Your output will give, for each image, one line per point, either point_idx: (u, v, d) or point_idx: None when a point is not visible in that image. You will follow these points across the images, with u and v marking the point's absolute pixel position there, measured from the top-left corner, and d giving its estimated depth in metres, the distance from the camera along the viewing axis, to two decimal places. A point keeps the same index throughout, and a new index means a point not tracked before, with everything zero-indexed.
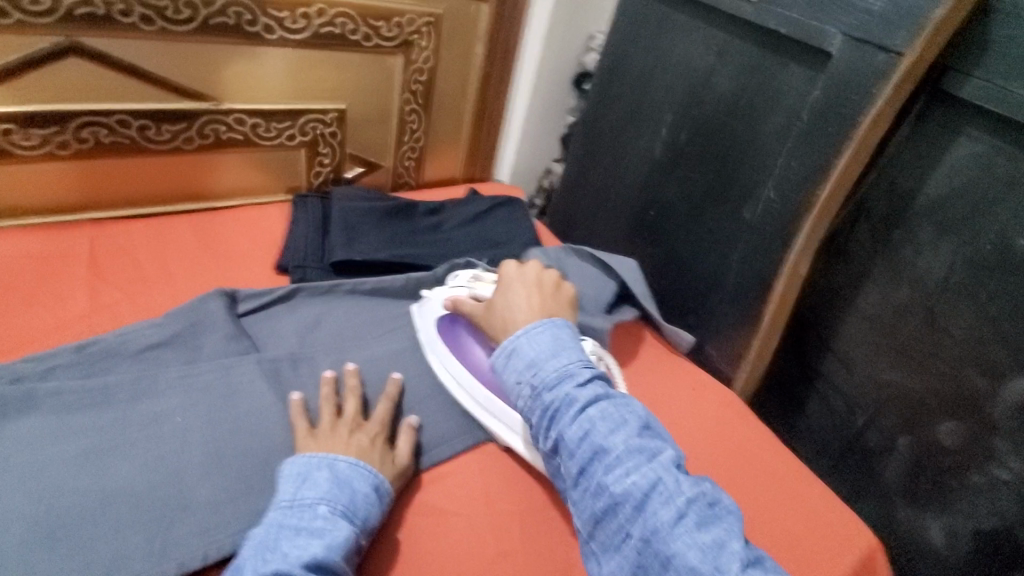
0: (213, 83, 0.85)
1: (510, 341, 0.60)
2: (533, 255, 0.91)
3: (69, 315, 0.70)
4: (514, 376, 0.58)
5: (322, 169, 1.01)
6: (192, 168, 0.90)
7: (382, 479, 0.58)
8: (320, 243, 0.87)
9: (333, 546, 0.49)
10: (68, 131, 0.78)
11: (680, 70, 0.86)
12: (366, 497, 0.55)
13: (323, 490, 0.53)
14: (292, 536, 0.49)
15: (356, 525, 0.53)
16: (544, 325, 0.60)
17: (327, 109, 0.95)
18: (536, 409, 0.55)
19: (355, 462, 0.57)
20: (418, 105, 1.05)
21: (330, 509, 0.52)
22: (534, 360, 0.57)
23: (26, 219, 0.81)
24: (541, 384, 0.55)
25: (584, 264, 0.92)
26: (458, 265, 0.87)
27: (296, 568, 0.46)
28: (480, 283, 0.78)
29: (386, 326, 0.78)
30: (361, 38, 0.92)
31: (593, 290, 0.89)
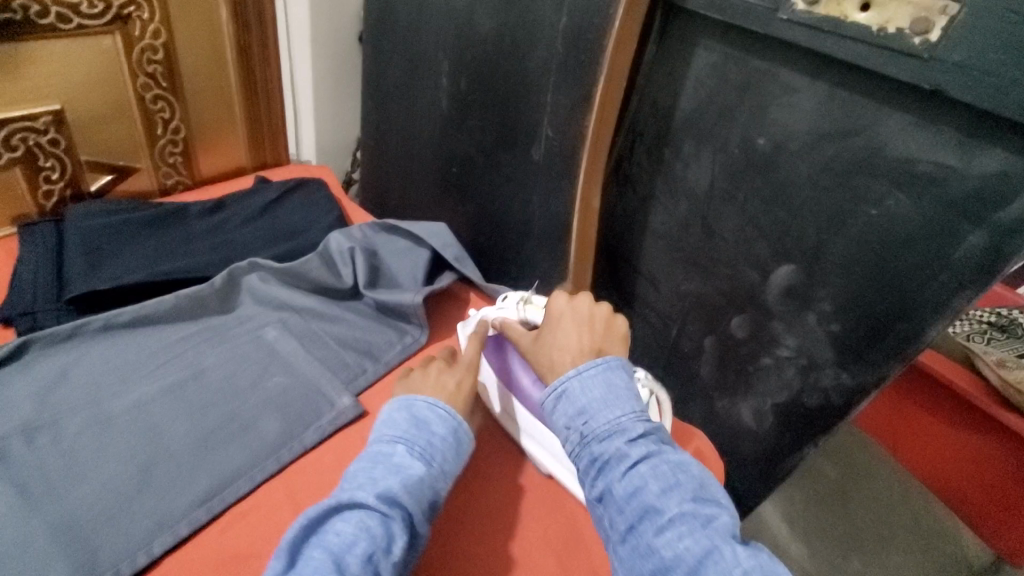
0: None
1: (558, 381, 0.56)
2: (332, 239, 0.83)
3: None
4: (563, 420, 0.55)
5: (53, 187, 0.83)
6: None
7: (460, 422, 0.58)
8: (55, 277, 0.72)
9: (411, 483, 0.50)
10: None
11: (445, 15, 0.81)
12: (444, 440, 0.56)
13: (401, 430, 0.55)
14: (370, 471, 0.51)
15: (437, 465, 0.54)
16: (596, 371, 0.55)
17: (35, 114, 0.77)
18: (583, 456, 0.52)
19: (433, 401, 0.59)
20: (164, 90, 0.89)
21: (410, 446, 0.54)
22: (585, 408, 0.54)
23: None
24: (591, 435, 0.52)
25: (392, 240, 0.87)
26: (241, 270, 0.76)
27: (371, 496, 0.48)
28: (531, 306, 0.68)
29: (158, 358, 0.67)
30: (55, 20, 0.74)
31: (406, 264, 0.84)
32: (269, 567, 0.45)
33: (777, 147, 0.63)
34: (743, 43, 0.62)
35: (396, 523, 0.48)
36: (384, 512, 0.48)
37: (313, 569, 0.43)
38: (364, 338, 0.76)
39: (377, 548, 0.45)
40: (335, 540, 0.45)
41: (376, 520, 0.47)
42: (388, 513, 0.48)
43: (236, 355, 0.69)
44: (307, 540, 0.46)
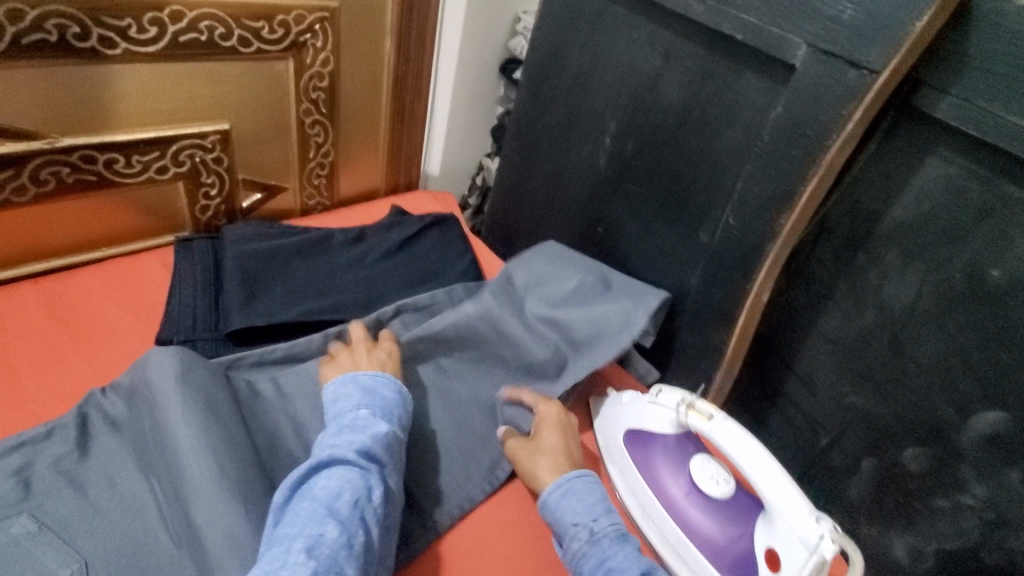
0: (42, 116, 0.66)
1: (563, 478, 0.59)
2: (489, 302, 0.74)
3: None
4: (570, 517, 0.56)
5: (209, 202, 0.84)
6: (35, 219, 0.71)
7: (403, 386, 0.62)
8: (212, 305, 0.73)
9: (374, 436, 0.55)
10: None
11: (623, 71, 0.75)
12: (394, 400, 0.60)
13: (356, 398, 0.58)
14: (339, 434, 0.55)
15: (394, 422, 0.58)
16: (581, 479, 0.59)
17: (205, 132, 0.78)
18: (593, 555, 0.53)
19: (373, 373, 0.62)
20: (322, 116, 0.88)
21: (367, 413, 0.57)
22: (593, 510, 0.56)
23: None
24: (603, 534, 0.54)
25: (576, 289, 0.76)
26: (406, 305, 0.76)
27: (347, 454, 0.52)
28: (695, 413, 0.61)
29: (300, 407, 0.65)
30: (236, 43, 0.74)
31: (606, 321, 0.73)
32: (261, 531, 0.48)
33: (1016, 285, 0.55)
34: (995, 165, 0.54)
35: (373, 475, 0.52)
36: (363, 466, 0.52)
37: (316, 512, 0.48)
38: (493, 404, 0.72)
39: (361, 493, 0.50)
40: (321, 492, 0.49)
41: (357, 474, 0.51)
42: (367, 467, 0.52)
43: None
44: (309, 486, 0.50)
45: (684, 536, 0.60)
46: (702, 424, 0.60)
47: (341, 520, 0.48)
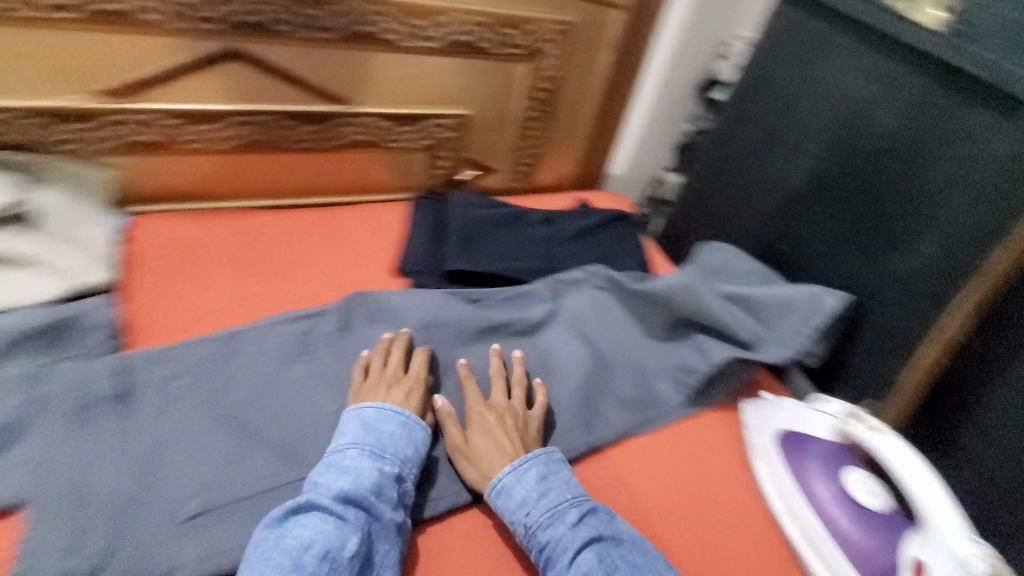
0: (349, 87, 0.87)
1: (498, 479, 0.61)
2: (689, 277, 0.81)
3: (217, 302, 0.75)
4: (506, 516, 0.59)
5: (438, 172, 1.03)
6: (324, 163, 0.93)
7: (410, 417, 0.64)
8: (436, 251, 0.89)
9: (359, 481, 0.55)
10: (223, 128, 0.83)
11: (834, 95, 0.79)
12: (391, 436, 0.61)
13: (354, 436, 0.60)
14: (323, 475, 0.56)
15: (386, 458, 0.59)
16: (510, 472, 0.61)
17: (446, 115, 0.96)
18: (533, 547, 0.56)
19: (381, 405, 0.63)
20: (539, 113, 1.04)
21: (361, 450, 0.58)
22: (525, 500, 0.59)
23: (183, 202, 0.88)
24: (536, 524, 0.57)
25: (764, 288, 0.81)
26: (615, 275, 0.85)
27: (321, 501, 0.53)
28: (860, 425, 0.64)
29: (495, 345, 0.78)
30: (485, 45, 0.91)
31: (783, 326, 0.79)
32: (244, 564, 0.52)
33: None
34: None
35: (350, 523, 0.53)
36: (339, 514, 0.53)
37: (285, 562, 0.49)
38: (652, 383, 0.78)
39: (331, 546, 0.50)
40: (292, 542, 0.50)
41: (331, 522, 0.52)
42: (343, 514, 0.53)
43: (548, 361, 0.78)
44: (285, 529, 0.52)
45: (827, 535, 0.63)
46: (865, 435, 0.63)
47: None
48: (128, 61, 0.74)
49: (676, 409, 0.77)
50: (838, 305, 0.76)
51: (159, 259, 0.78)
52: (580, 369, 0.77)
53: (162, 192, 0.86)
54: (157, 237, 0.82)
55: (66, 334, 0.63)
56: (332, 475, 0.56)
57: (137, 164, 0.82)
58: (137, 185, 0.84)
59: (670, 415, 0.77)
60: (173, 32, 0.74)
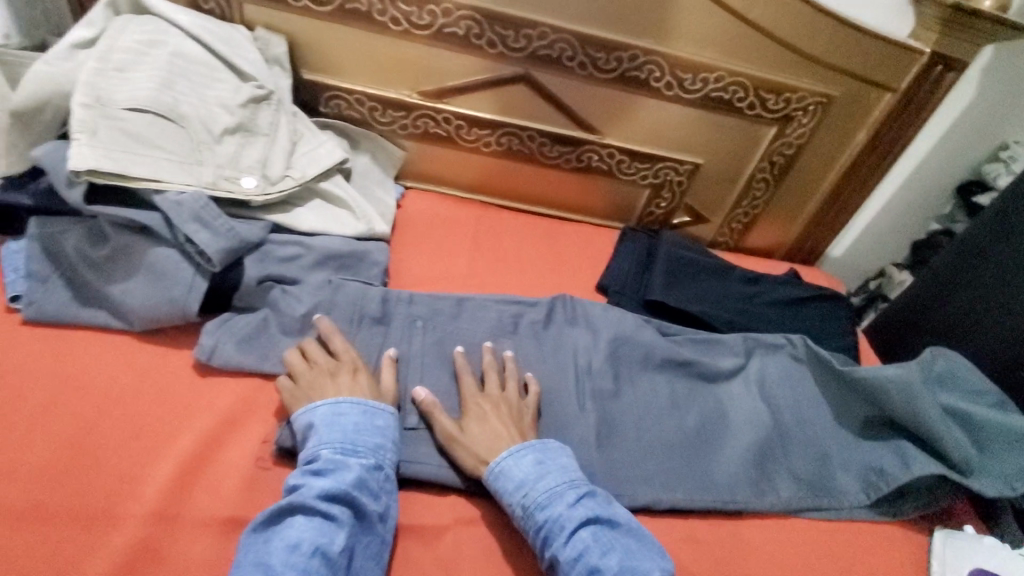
0: (604, 121, 0.98)
1: (494, 462, 0.62)
2: (912, 372, 0.72)
3: (456, 271, 0.91)
4: (503, 498, 0.60)
5: (655, 211, 1.09)
6: (561, 181, 1.06)
7: (368, 403, 0.62)
8: (639, 278, 0.95)
9: (338, 476, 0.56)
10: (494, 135, 1.00)
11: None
12: (356, 423, 0.61)
13: (322, 435, 0.59)
14: (303, 475, 0.56)
15: (359, 450, 0.59)
16: (509, 456, 0.62)
17: (683, 161, 1.02)
18: (530, 526, 0.58)
19: (335, 400, 0.62)
20: (770, 177, 1.05)
21: (331, 447, 0.58)
22: (524, 482, 0.60)
23: (444, 188, 1.07)
24: (533, 504, 0.58)
25: (994, 411, 0.72)
26: (822, 354, 0.79)
27: (304, 501, 0.53)
28: None
29: (679, 381, 0.79)
30: (745, 106, 0.96)
31: (1005, 460, 0.70)
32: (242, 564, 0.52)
33: None
34: None
35: (339, 518, 0.54)
36: (324, 512, 0.53)
37: (276, 564, 0.50)
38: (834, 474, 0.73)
39: (321, 542, 0.52)
40: (281, 543, 0.51)
41: (319, 520, 0.53)
42: (331, 512, 0.54)
43: (732, 411, 0.78)
44: (274, 531, 0.52)
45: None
46: None
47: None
48: (447, 72, 0.94)
49: (856, 509, 0.71)
50: None
51: (420, 227, 0.97)
52: (762, 432, 0.75)
53: (432, 176, 1.06)
54: (422, 210, 1.01)
55: (357, 262, 0.81)
56: (315, 472, 0.56)
57: (425, 151, 1.03)
58: (418, 166, 1.05)
59: (847, 513, 0.71)
60: (487, 55, 0.92)
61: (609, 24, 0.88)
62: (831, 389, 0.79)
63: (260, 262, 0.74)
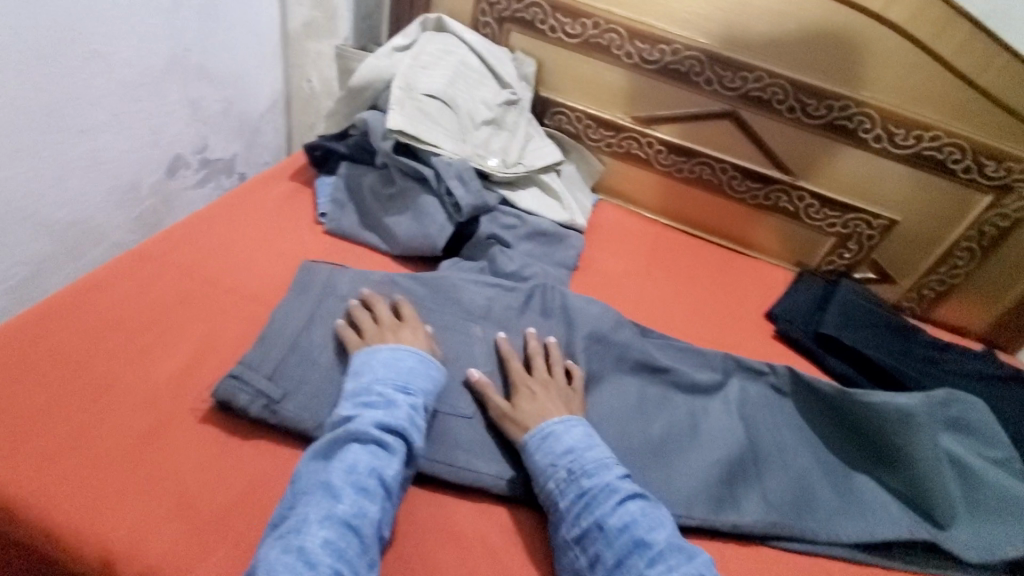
0: (801, 164, 1.04)
1: (543, 425, 0.66)
2: (921, 407, 0.74)
3: (633, 270, 1.01)
4: (546, 460, 0.63)
5: (836, 261, 1.10)
6: (745, 215, 1.13)
7: (404, 349, 0.67)
8: (811, 314, 0.97)
9: (392, 410, 0.61)
10: (689, 164, 1.11)
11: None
12: (411, 364, 0.66)
13: (377, 373, 0.64)
14: (359, 407, 0.61)
15: (410, 390, 0.64)
16: (561, 422, 0.66)
17: (879, 215, 1.03)
18: (570, 493, 0.60)
19: (394, 346, 0.68)
20: (976, 247, 1.01)
21: (388, 384, 0.63)
22: (573, 449, 0.63)
23: (632, 205, 1.20)
24: (582, 471, 0.61)
25: (986, 466, 0.73)
26: (817, 384, 0.78)
27: (364, 429, 0.58)
28: None
29: (651, 387, 0.78)
30: (958, 168, 0.95)
31: (990, 522, 0.70)
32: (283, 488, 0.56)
33: None
34: None
35: (392, 449, 0.59)
36: (381, 441, 0.58)
37: (334, 483, 0.55)
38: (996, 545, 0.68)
39: (378, 466, 0.57)
40: (344, 464, 0.56)
41: (376, 448, 0.58)
42: (387, 442, 0.58)
43: None
44: (330, 457, 0.57)
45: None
46: None
47: (356, 492, 0.55)
48: (661, 102, 1.08)
49: (837, 547, 0.68)
50: None
51: (608, 231, 1.10)
52: (733, 453, 0.72)
53: (623, 192, 1.19)
54: (610, 218, 1.14)
55: (558, 242, 0.96)
56: (371, 403, 0.61)
57: (623, 170, 1.17)
58: (613, 182, 1.19)
59: (824, 546, 0.68)
60: (700, 92, 1.04)
61: (827, 75, 0.96)
62: (827, 425, 0.77)
63: (491, 223, 0.92)
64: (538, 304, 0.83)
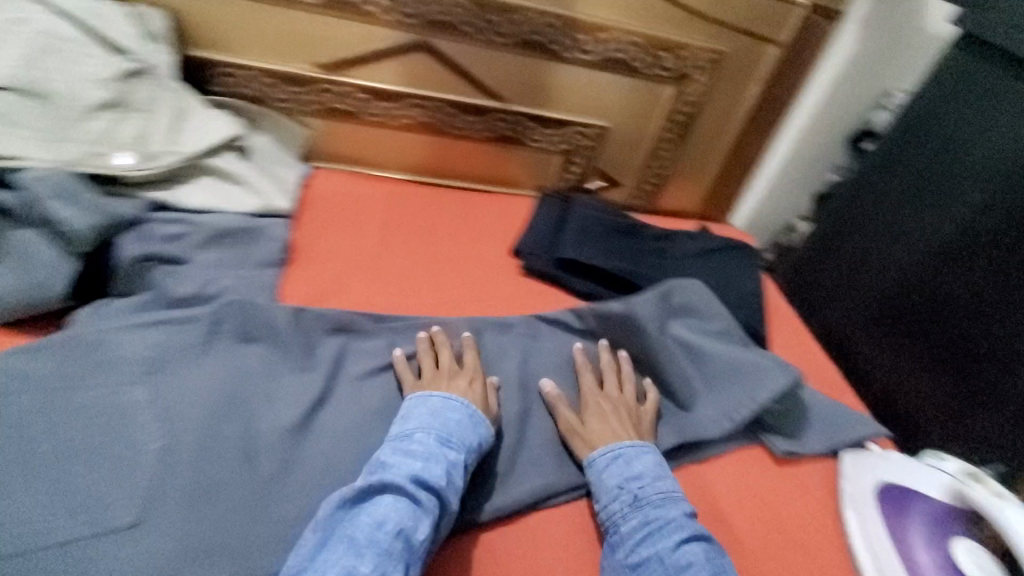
0: (509, 87, 0.98)
1: (641, 463, 0.64)
2: (648, 305, 0.78)
3: (361, 244, 0.87)
4: (615, 480, 0.63)
5: (569, 177, 1.11)
6: (473, 151, 1.05)
7: (472, 410, 0.64)
8: (552, 239, 0.94)
9: (431, 463, 0.56)
10: (399, 108, 0.98)
11: (966, 166, 0.79)
12: (457, 422, 0.61)
13: (423, 421, 0.61)
14: (395, 458, 0.57)
15: (450, 444, 0.59)
16: (634, 447, 0.66)
17: (591, 125, 1.04)
18: (633, 517, 0.60)
19: (447, 396, 0.64)
20: (675, 136, 1.07)
21: (430, 434, 0.59)
22: (641, 475, 0.63)
23: (354, 166, 1.04)
24: (645, 498, 0.61)
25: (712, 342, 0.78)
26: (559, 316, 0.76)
27: (400, 482, 0.54)
28: (981, 486, 0.57)
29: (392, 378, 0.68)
30: (642, 66, 0.98)
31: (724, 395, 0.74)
32: (304, 538, 0.52)
33: None
34: None
35: (422, 508, 0.53)
36: (416, 500, 0.53)
37: (358, 538, 0.50)
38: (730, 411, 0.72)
39: (405, 525, 0.51)
40: (367, 519, 0.51)
41: (404, 505, 0.53)
42: (417, 497, 0.53)
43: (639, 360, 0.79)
44: (360, 509, 0.53)
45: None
46: (983, 496, 0.56)
47: (379, 552, 0.49)
48: (341, 42, 0.92)
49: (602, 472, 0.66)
50: (789, 383, 0.73)
51: (327, 204, 0.94)
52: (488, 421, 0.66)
53: (340, 154, 1.03)
54: (329, 188, 0.98)
55: (255, 238, 0.78)
56: (411, 453, 0.57)
57: (330, 128, 1.00)
58: (324, 144, 1.02)
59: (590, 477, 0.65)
60: (381, 24, 0.90)
61: None
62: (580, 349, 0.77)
63: (140, 241, 0.72)
64: (231, 327, 0.66)
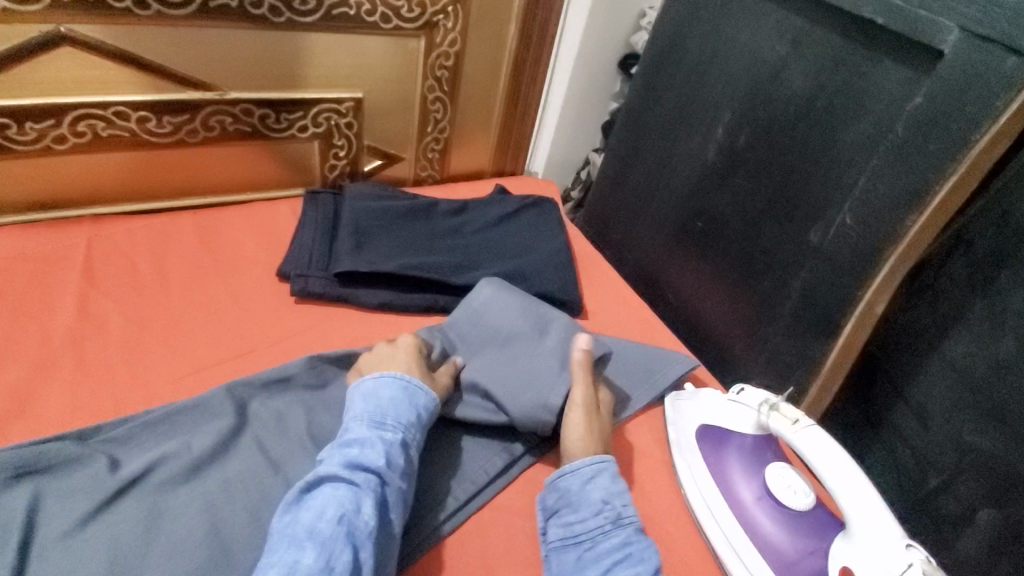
0: (216, 71, 0.77)
1: (619, 479, 0.57)
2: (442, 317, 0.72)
3: (55, 328, 0.64)
4: (600, 493, 0.55)
5: (337, 163, 0.93)
6: (199, 159, 0.83)
7: (410, 380, 0.59)
8: (327, 249, 0.80)
9: (365, 446, 0.52)
10: (64, 124, 0.72)
11: (714, 81, 0.79)
12: (391, 400, 0.57)
13: (359, 408, 0.56)
14: (333, 450, 0.52)
15: (387, 425, 0.54)
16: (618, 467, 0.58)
17: (342, 98, 0.87)
18: (615, 533, 0.52)
19: (381, 375, 0.59)
20: (443, 94, 0.95)
21: (361, 422, 0.55)
22: (619, 493, 0.56)
23: (30, 212, 0.76)
24: (624, 517, 0.54)
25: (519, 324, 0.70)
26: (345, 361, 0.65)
27: (337, 470, 0.50)
28: (779, 415, 0.59)
29: (120, 512, 0.50)
30: (378, 20, 0.82)
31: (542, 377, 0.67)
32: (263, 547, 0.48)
33: None
34: None
35: (363, 489, 0.49)
36: (353, 482, 0.49)
37: (299, 532, 0.46)
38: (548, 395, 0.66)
39: (346, 510, 0.47)
40: (307, 513, 0.47)
41: (344, 489, 0.49)
42: (355, 480, 0.49)
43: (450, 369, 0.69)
44: (302, 504, 0.48)
45: (753, 543, 0.57)
46: (782, 424, 0.59)
47: (321, 541, 0.45)
48: None
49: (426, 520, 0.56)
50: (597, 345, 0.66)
51: None
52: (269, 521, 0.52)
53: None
54: None
55: None
56: (348, 441, 0.53)
57: None
58: None
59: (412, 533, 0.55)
60: None
61: None
62: None
63: None
64: None
